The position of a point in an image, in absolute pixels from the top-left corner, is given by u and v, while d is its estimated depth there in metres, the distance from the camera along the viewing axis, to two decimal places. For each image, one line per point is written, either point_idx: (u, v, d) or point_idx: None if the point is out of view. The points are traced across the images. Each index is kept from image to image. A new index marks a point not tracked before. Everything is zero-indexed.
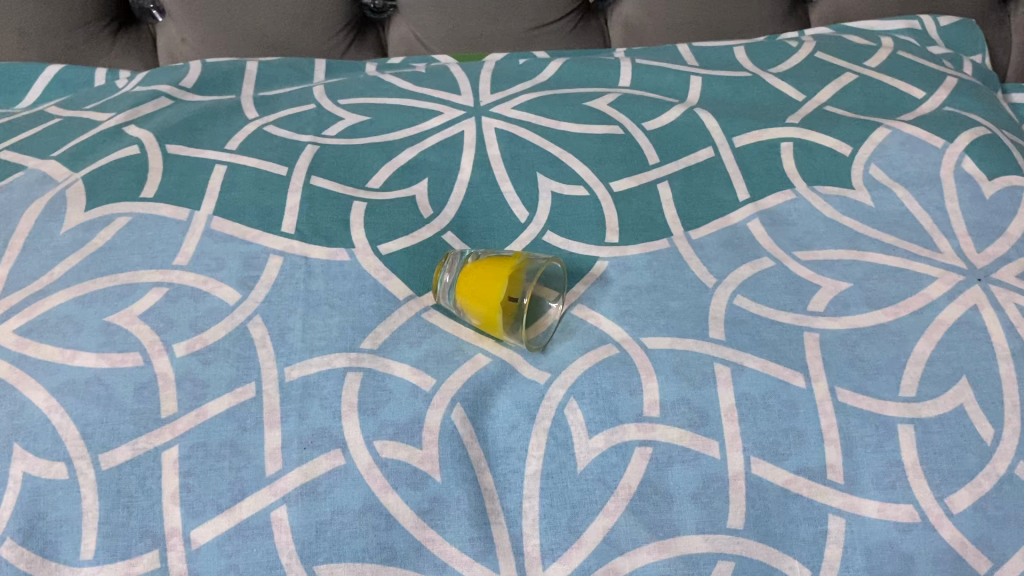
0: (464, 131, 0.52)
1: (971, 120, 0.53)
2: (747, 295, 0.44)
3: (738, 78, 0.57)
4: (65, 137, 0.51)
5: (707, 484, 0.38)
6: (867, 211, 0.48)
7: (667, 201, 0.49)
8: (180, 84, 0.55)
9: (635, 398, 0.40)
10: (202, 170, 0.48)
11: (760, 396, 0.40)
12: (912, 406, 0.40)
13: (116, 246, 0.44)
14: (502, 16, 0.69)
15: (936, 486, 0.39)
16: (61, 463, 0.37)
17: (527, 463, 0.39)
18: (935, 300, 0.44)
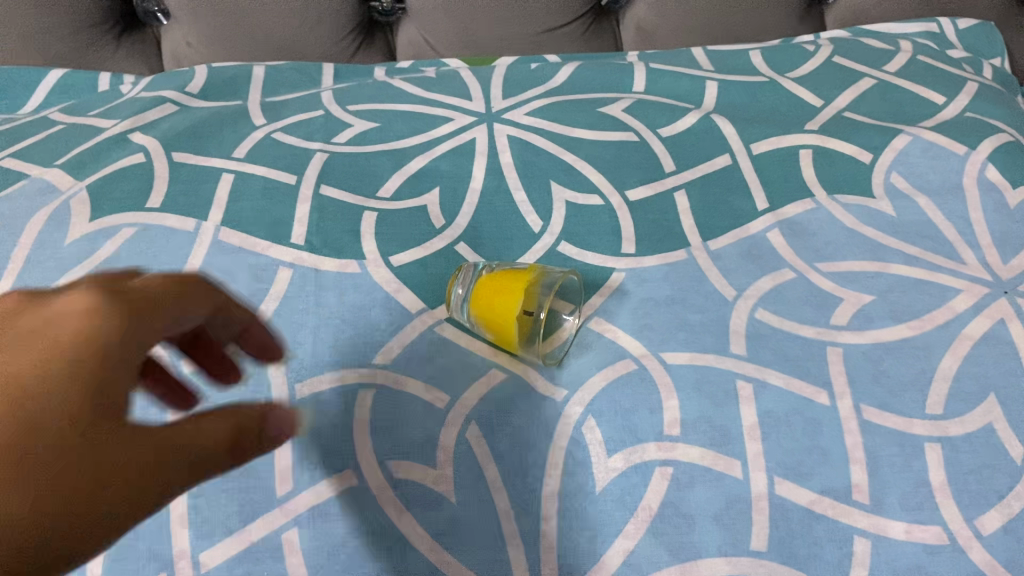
0: (476, 139, 0.51)
1: (993, 126, 0.52)
2: (768, 308, 0.43)
3: (755, 83, 0.56)
4: (69, 144, 0.50)
5: (729, 505, 0.37)
6: (889, 220, 0.47)
7: (684, 210, 0.48)
8: (185, 89, 0.54)
9: (655, 416, 0.39)
10: (209, 179, 0.47)
11: (782, 414, 0.39)
12: (940, 424, 0.39)
13: (122, 258, 0.43)
14: (513, 20, 0.67)
15: (964, 507, 0.37)
16: None
17: (544, 483, 0.38)
18: (961, 313, 0.43)
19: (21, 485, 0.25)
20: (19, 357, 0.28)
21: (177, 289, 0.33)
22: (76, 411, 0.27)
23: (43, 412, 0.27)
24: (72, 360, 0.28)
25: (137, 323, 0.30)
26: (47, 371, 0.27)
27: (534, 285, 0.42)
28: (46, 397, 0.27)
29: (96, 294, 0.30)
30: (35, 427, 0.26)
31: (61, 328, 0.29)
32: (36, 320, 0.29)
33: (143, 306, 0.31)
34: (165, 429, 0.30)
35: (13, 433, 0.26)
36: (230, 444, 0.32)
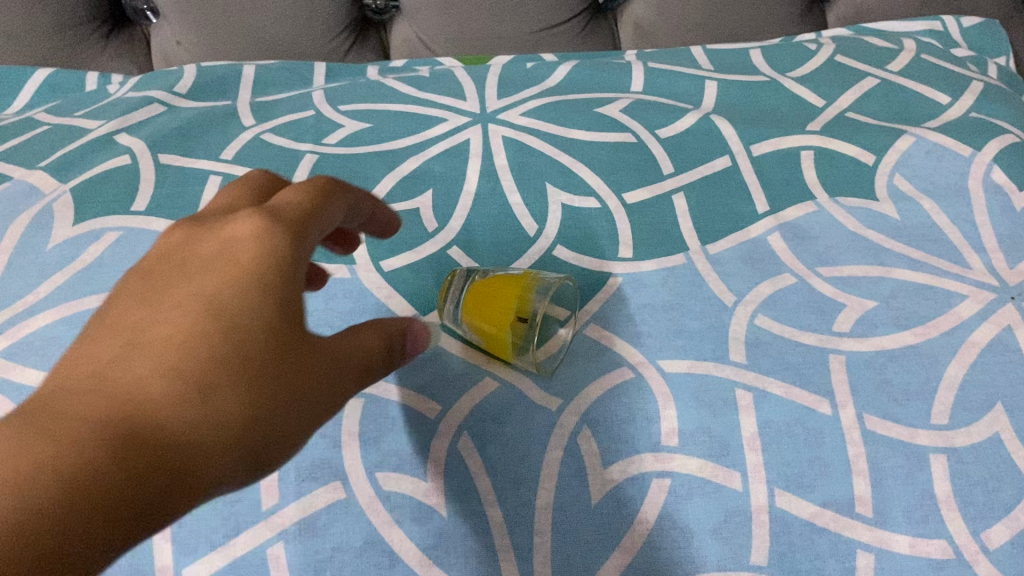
0: (470, 140, 0.50)
1: (999, 127, 0.51)
2: (768, 314, 0.42)
3: (756, 83, 0.55)
4: (53, 145, 0.49)
5: (728, 518, 0.36)
6: (892, 224, 0.46)
7: (682, 213, 0.47)
8: (173, 89, 0.53)
9: (651, 427, 0.38)
10: (196, 181, 0.46)
11: (783, 424, 0.38)
12: (945, 434, 0.38)
13: (105, 262, 0.42)
14: (510, 18, 0.66)
15: (971, 520, 0.36)
16: None
17: (538, 495, 0.37)
18: (967, 320, 0.42)
19: (234, 399, 0.25)
20: (209, 272, 0.27)
21: (327, 192, 0.32)
22: (272, 333, 0.26)
23: (240, 328, 0.26)
24: (257, 281, 0.27)
25: (302, 238, 0.29)
26: (241, 289, 0.26)
27: (529, 291, 0.41)
28: (240, 317, 0.26)
29: (262, 215, 0.29)
30: (238, 348, 0.25)
31: (240, 246, 0.28)
32: (217, 240, 0.28)
33: (300, 218, 0.29)
34: (334, 346, 0.29)
35: (218, 351, 0.25)
36: (386, 354, 0.32)
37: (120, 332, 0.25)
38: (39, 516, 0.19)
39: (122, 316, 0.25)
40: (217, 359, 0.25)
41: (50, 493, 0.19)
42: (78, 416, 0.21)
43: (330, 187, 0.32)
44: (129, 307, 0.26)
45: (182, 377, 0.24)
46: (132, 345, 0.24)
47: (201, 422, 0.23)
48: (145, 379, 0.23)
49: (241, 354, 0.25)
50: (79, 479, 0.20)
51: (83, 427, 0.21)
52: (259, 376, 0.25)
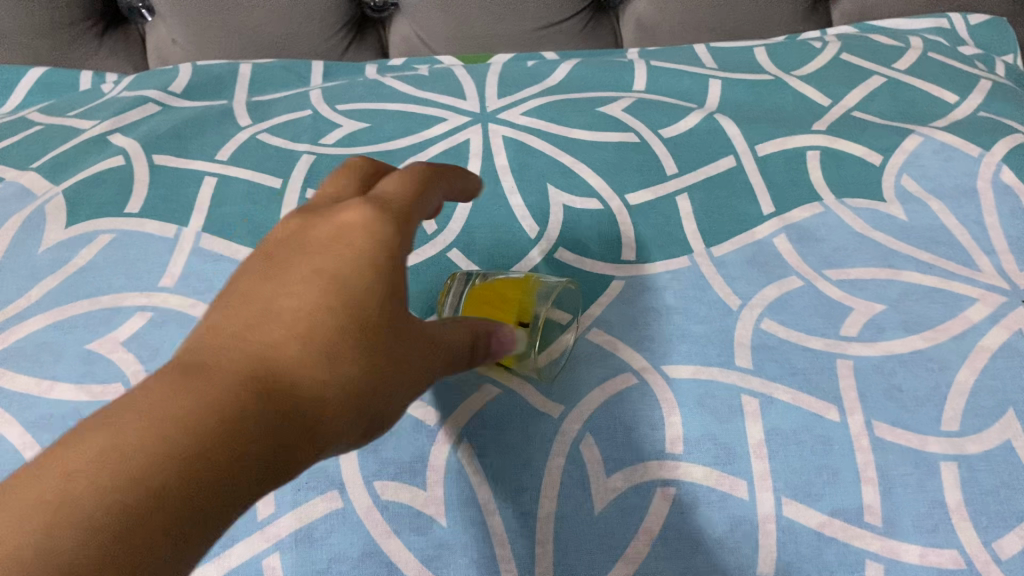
0: (470, 140, 0.50)
1: (1008, 126, 0.50)
2: (774, 318, 0.41)
3: (761, 81, 0.54)
4: (46, 146, 0.48)
5: (734, 528, 0.35)
6: (900, 225, 0.45)
7: (686, 214, 0.46)
8: (168, 89, 0.53)
9: (656, 434, 0.37)
10: (190, 182, 0.46)
11: (791, 431, 0.37)
12: (955, 441, 0.37)
13: (97, 265, 0.41)
14: (511, 17, 0.65)
15: (982, 530, 0.35)
16: None
17: (540, 504, 0.36)
18: (977, 323, 0.41)
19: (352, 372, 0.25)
20: (325, 250, 0.28)
21: (427, 183, 0.32)
22: (387, 310, 0.27)
23: (359, 306, 0.26)
24: (371, 262, 0.27)
25: (406, 225, 0.29)
26: (358, 267, 0.27)
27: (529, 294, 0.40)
28: (363, 291, 0.27)
29: (369, 202, 0.29)
30: (359, 323, 0.26)
31: (353, 230, 0.28)
32: (329, 221, 0.29)
33: (403, 206, 0.30)
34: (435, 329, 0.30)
35: (343, 323, 0.26)
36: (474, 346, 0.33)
37: (248, 304, 0.26)
38: (188, 471, 0.20)
39: (246, 289, 0.26)
40: (340, 331, 0.26)
41: (198, 450, 0.20)
42: (226, 383, 0.22)
43: (426, 181, 0.33)
44: (254, 281, 0.27)
45: (311, 346, 0.25)
46: (265, 314, 0.25)
47: (325, 392, 0.25)
48: (279, 347, 0.24)
49: (361, 330, 0.26)
50: (223, 443, 0.21)
51: (225, 390, 0.22)
52: (376, 352, 0.26)
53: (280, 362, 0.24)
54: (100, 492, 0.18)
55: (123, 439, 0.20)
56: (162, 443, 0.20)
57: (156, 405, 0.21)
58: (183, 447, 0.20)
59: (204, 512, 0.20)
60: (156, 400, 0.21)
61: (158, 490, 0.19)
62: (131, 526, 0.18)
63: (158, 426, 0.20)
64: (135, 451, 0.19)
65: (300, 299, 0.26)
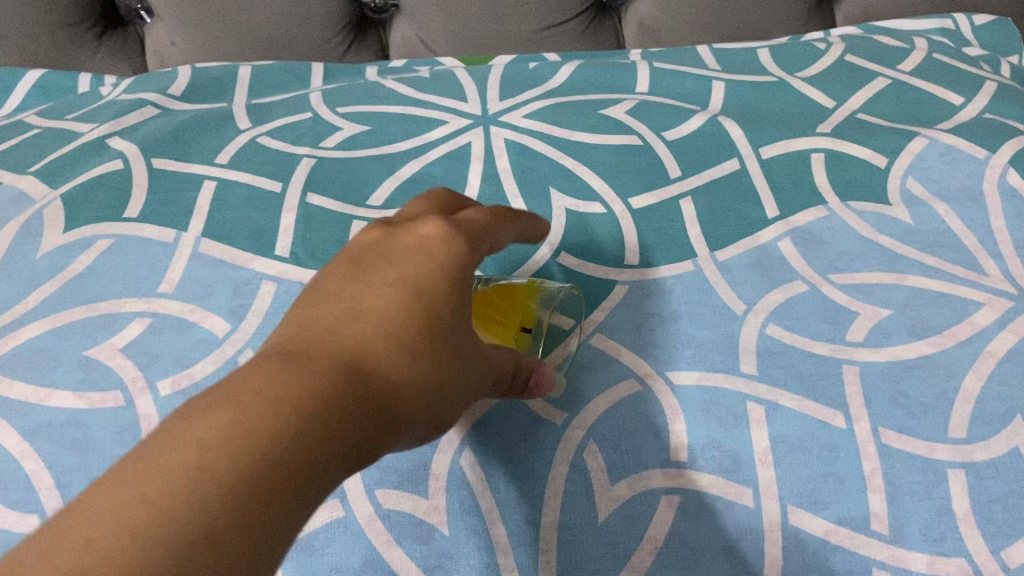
0: (472, 143, 0.49)
1: (1014, 128, 0.50)
2: (779, 323, 0.41)
3: (764, 83, 0.54)
4: (44, 149, 0.47)
5: (739, 537, 0.35)
6: (906, 229, 0.45)
7: (690, 218, 0.46)
8: (167, 92, 0.52)
9: (660, 441, 0.37)
10: (189, 186, 0.45)
11: (797, 438, 0.37)
12: (963, 448, 0.37)
13: (96, 271, 0.41)
14: (512, 17, 0.65)
15: (990, 538, 0.35)
16: (34, 516, 0.34)
17: (543, 513, 0.36)
18: (984, 328, 0.40)
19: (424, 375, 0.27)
20: (409, 258, 0.30)
21: (499, 216, 0.35)
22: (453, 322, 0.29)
23: (438, 312, 0.29)
24: (447, 275, 0.30)
25: (479, 247, 0.32)
26: (437, 278, 0.29)
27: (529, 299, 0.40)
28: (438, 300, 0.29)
29: (445, 220, 0.32)
30: (434, 327, 0.28)
31: (432, 243, 0.31)
32: (412, 234, 0.31)
33: (474, 231, 0.33)
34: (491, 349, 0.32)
35: (421, 328, 0.28)
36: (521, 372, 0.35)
37: (339, 300, 0.28)
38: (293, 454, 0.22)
39: (336, 288, 0.29)
40: (415, 335, 0.28)
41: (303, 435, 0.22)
42: (325, 372, 0.24)
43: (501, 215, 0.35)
44: (342, 280, 0.29)
45: (393, 345, 0.27)
46: (351, 312, 0.27)
47: (401, 387, 0.27)
48: (368, 344, 0.26)
49: (435, 335, 0.28)
50: (323, 424, 0.23)
51: (324, 382, 0.24)
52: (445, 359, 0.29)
53: (366, 357, 0.26)
54: (225, 452, 0.20)
55: (242, 413, 0.22)
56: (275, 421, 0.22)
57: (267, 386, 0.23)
58: (290, 426, 0.22)
59: (308, 483, 0.22)
60: (267, 380, 0.23)
61: (271, 461, 0.21)
62: (253, 497, 0.20)
63: (270, 403, 0.22)
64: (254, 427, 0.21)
65: (382, 302, 0.28)
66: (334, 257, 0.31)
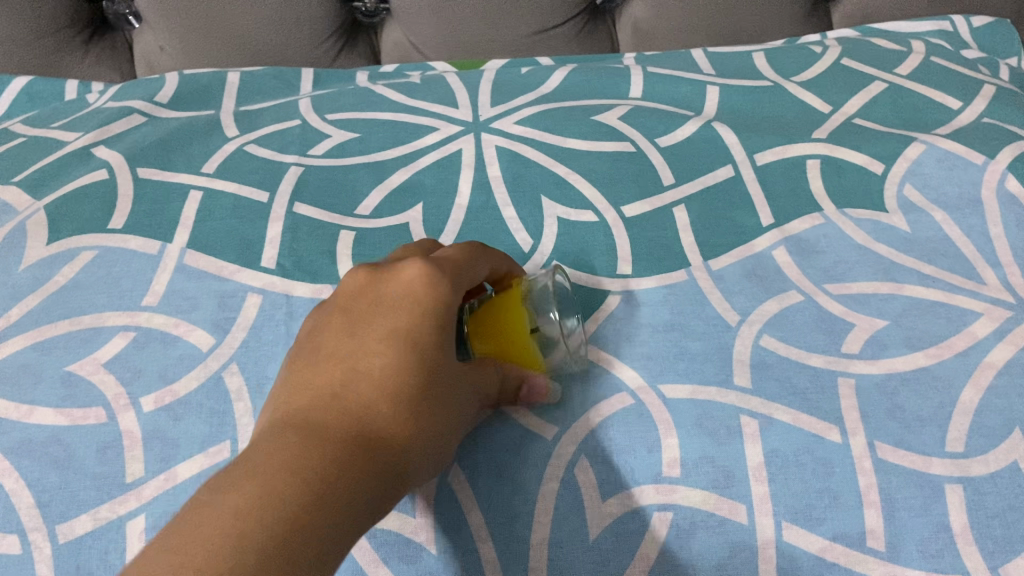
0: (463, 150, 0.49)
1: (1013, 133, 0.49)
2: (774, 334, 0.40)
3: (759, 88, 0.53)
4: (29, 159, 0.47)
5: (734, 554, 0.34)
6: (902, 237, 0.44)
7: (683, 226, 0.45)
8: (154, 99, 0.51)
9: (652, 456, 0.36)
10: (175, 196, 0.45)
11: (791, 453, 0.36)
12: (960, 463, 0.36)
13: (79, 284, 0.40)
14: (504, 21, 0.65)
15: (989, 554, 0.34)
16: (14, 536, 0.34)
17: (533, 530, 0.35)
18: (982, 339, 0.40)
19: (424, 418, 0.31)
20: (397, 312, 0.32)
21: (471, 250, 0.36)
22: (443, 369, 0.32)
23: (427, 362, 0.32)
24: (435, 322, 0.32)
25: (462, 286, 0.34)
26: (424, 327, 0.32)
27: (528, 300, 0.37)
28: (426, 351, 0.32)
29: (429, 263, 0.34)
30: (426, 376, 0.31)
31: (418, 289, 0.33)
32: (397, 281, 0.33)
33: (457, 269, 0.35)
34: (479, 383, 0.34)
35: (416, 377, 0.31)
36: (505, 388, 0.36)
37: (337, 360, 0.32)
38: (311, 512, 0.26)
39: (334, 346, 0.32)
40: (412, 387, 0.31)
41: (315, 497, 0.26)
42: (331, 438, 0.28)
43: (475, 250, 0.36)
44: (339, 338, 0.33)
45: (393, 401, 0.30)
46: (352, 373, 0.31)
47: (405, 437, 0.30)
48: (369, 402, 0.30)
49: (428, 382, 0.31)
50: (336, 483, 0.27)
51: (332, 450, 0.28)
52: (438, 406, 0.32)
53: (371, 420, 0.30)
54: (249, 520, 0.25)
55: (260, 488, 0.26)
56: (290, 490, 0.26)
57: (283, 456, 0.27)
58: (306, 493, 0.26)
59: (330, 539, 0.26)
60: (281, 454, 0.27)
61: (292, 524, 0.25)
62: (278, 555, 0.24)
63: (283, 472, 0.26)
64: (272, 500, 0.25)
65: (379, 360, 0.31)
66: (330, 313, 0.34)
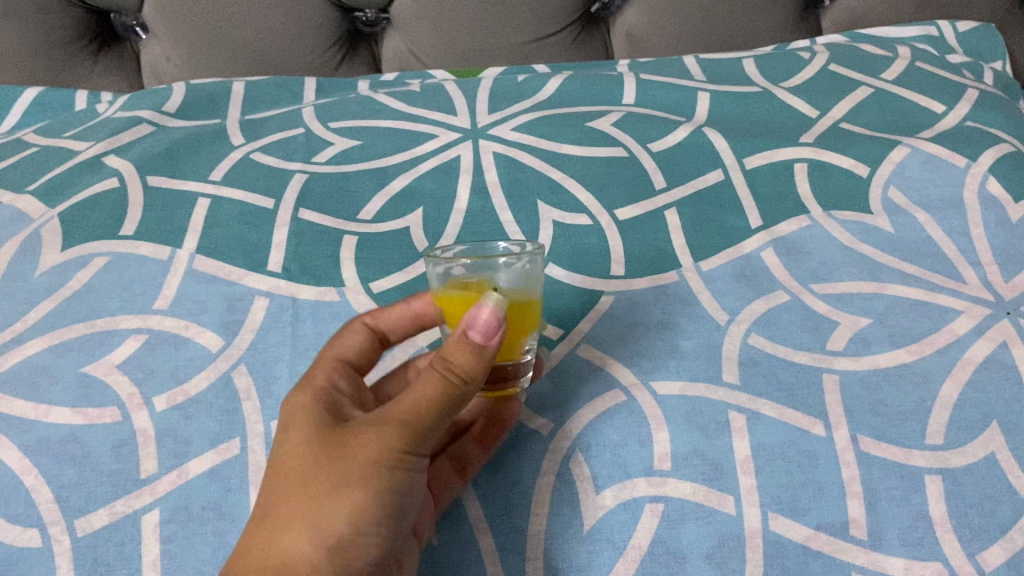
0: (461, 156, 0.50)
1: (995, 137, 0.51)
2: (761, 333, 0.42)
3: (749, 95, 0.55)
4: (42, 168, 0.48)
5: (721, 543, 0.36)
6: (886, 238, 0.46)
7: (674, 228, 0.47)
8: (162, 109, 0.53)
9: (644, 450, 0.38)
10: (183, 204, 0.46)
11: (777, 446, 0.38)
12: (940, 455, 0.38)
13: (93, 289, 0.42)
14: (501, 29, 0.67)
15: (966, 542, 0.36)
16: (34, 530, 0.35)
17: (531, 522, 0.37)
18: (961, 336, 0.41)
19: (297, 498, 0.31)
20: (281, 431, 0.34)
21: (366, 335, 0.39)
22: (327, 431, 0.33)
23: (292, 456, 0.32)
24: (298, 421, 0.34)
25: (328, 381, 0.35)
26: (292, 430, 0.34)
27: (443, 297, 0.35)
28: (305, 427, 0.33)
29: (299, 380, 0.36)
30: (295, 467, 0.32)
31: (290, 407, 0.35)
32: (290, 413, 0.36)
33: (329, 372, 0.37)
34: (398, 403, 0.32)
35: (286, 478, 0.32)
36: (440, 362, 0.33)
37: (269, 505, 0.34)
38: None
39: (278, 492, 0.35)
40: (284, 488, 0.32)
41: None
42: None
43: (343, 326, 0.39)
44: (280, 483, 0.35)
45: (274, 514, 0.31)
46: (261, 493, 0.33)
47: (285, 531, 0.31)
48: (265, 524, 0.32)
49: (296, 471, 0.32)
50: None
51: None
52: (329, 456, 0.32)
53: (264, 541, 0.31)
54: None
55: None
56: None
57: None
58: None
59: None
60: None
61: None
62: None
63: None
64: None
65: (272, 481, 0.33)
66: None
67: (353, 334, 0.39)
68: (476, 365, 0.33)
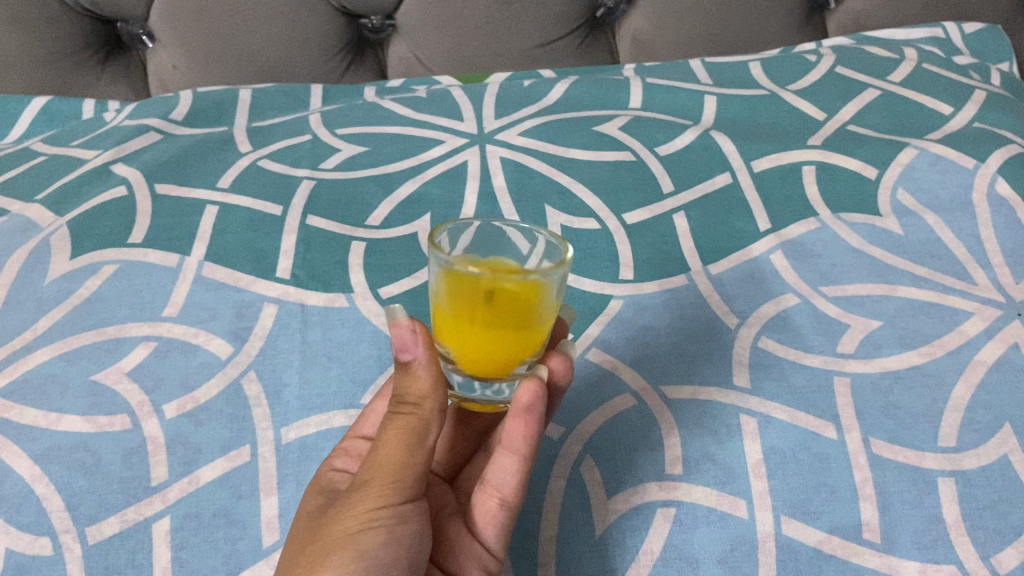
0: (468, 161, 0.50)
1: (1003, 137, 0.51)
2: (771, 336, 0.42)
3: (756, 97, 0.55)
4: (50, 177, 0.49)
5: (734, 547, 0.35)
6: (896, 240, 0.46)
7: (683, 232, 0.47)
8: (169, 117, 0.53)
9: (656, 456, 0.38)
10: (191, 211, 0.46)
11: (789, 449, 0.37)
12: (952, 457, 0.37)
13: (102, 297, 0.42)
14: (506, 34, 0.67)
15: (980, 544, 0.35)
16: (45, 538, 0.35)
17: (541, 526, 0.36)
18: (972, 337, 0.41)
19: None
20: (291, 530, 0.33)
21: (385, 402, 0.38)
22: (317, 516, 0.31)
23: (288, 548, 0.31)
24: (302, 518, 0.32)
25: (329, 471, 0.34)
26: (294, 528, 0.32)
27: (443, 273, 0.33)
28: (304, 521, 0.32)
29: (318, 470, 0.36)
30: (288, 556, 0.30)
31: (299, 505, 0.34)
32: None
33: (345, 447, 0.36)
34: (368, 461, 0.30)
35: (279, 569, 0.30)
36: (395, 405, 0.31)
37: None
38: None
39: None
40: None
41: None
42: None
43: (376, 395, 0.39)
44: None
45: None
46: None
47: None
48: None
49: (286, 560, 0.30)
50: None
51: None
52: (311, 537, 0.30)
53: None
54: None
55: None
56: None
57: None
58: None
59: None
60: None
61: None
62: None
63: None
64: None
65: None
66: None
67: (376, 411, 0.37)
68: (419, 383, 0.31)
